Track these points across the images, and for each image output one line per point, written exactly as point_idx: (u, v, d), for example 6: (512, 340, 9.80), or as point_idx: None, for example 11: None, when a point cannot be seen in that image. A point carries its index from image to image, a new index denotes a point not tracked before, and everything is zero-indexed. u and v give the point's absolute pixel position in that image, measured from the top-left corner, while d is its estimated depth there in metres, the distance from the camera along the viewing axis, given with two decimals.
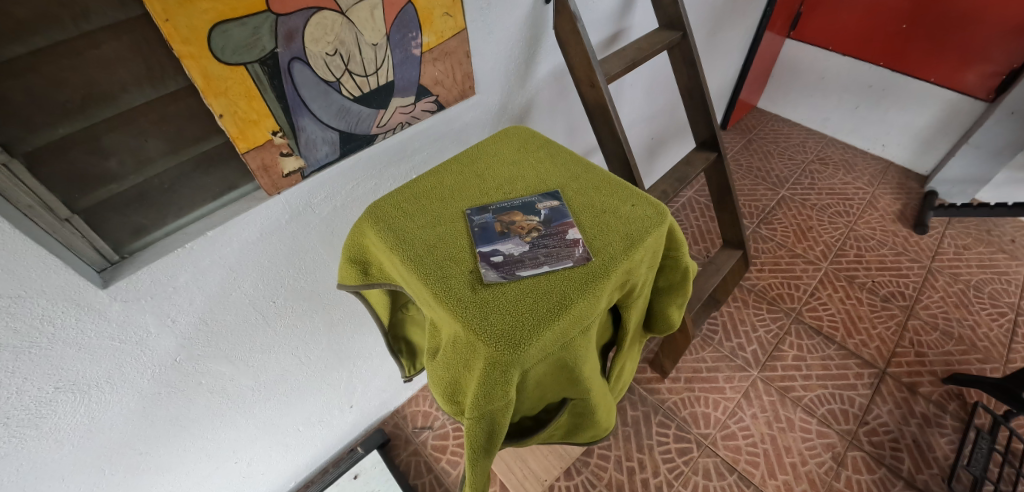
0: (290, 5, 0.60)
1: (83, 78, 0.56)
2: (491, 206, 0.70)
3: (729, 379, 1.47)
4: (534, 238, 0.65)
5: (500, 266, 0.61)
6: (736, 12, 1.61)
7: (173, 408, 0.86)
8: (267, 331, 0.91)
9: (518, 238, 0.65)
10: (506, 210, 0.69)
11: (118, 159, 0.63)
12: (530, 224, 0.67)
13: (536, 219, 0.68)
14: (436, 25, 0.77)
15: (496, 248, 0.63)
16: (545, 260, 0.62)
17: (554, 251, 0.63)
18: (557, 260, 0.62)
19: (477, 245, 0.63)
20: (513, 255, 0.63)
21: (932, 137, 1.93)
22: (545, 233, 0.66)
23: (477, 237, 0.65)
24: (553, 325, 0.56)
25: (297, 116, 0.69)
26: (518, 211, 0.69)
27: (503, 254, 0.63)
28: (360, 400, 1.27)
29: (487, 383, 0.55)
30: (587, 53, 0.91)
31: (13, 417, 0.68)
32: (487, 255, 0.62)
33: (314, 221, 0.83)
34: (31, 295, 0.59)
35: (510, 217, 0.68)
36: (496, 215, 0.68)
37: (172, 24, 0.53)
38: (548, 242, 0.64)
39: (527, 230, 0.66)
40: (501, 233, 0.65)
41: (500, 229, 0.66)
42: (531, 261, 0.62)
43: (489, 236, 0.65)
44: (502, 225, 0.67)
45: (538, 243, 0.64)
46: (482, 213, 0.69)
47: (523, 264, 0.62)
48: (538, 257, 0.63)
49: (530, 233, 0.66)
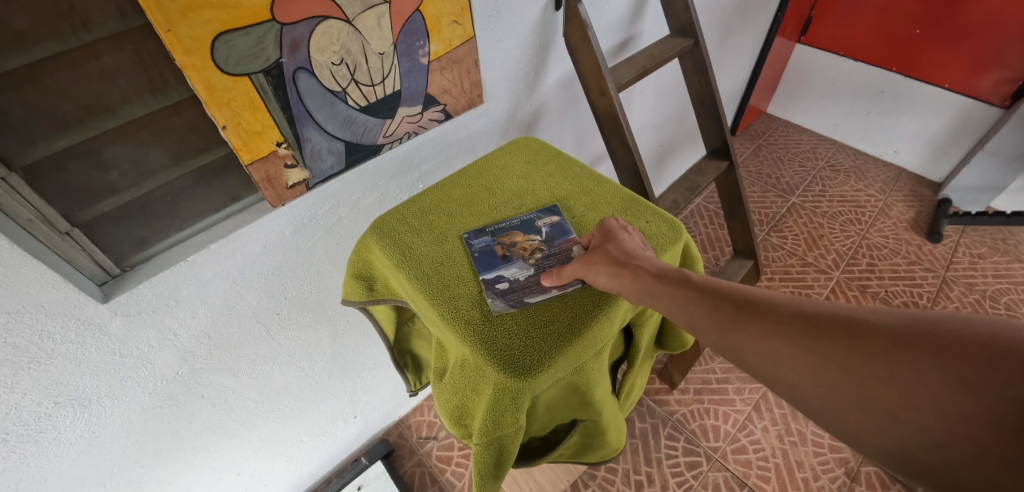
0: (295, 14, 0.59)
1: (82, 90, 0.55)
2: (487, 228, 0.68)
3: (739, 391, 1.44)
4: (537, 260, 0.64)
5: (506, 293, 0.59)
6: (746, 17, 1.59)
7: (174, 421, 0.84)
8: (270, 343, 0.89)
9: (522, 261, 0.64)
10: (504, 230, 0.67)
11: (119, 171, 0.62)
12: (533, 245, 0.66)
13: (539, 239, 0.67)
14: (444, 33, 0.75)
15: (500, 275, 0.61)
16: (554, 284, 0.61)
17: None
18: (565, 283, 0.61)
19: (482, 272, 0.62)
20: (518, 280, 0.61)
21: (946, 143, 1.89)
22: (551, 254, 0.65)
23: (479, 262, 0.63)
24: (565, 350, 0.54)
25: (302, 126, 0.68)
26: (519, 230, 0.68)
27: (508, 280, 0.61)
28: (364, 410, 1.25)
29: (496, 407, 0.53)
30: (597, 61, 0.89)
31: (12, 432, 0.66)
32: (491, 282, 0.60)
33: (318, 233, 0.82)
34: (29, 310, 0.57)
35: (509, 237, 0.66)
36: (495, 237, 0.66)
37: (174, 34, 0.52)
38: (554, 262, 0.64)
39: (530, 251, 0.65)
40: (503, 257, 0.64)
41: (503, 254, 0.64)
42: (539, 285, 0.61)
43: (491, 262, 0.63)
44: (503, 248, 0.65)
45: (543, 265, 0.64)
46: (479, 235, 0.67)
47: (531, 289, 0.60)
48: (544, 281, 0.62)
49: (533, 255, 0.65)
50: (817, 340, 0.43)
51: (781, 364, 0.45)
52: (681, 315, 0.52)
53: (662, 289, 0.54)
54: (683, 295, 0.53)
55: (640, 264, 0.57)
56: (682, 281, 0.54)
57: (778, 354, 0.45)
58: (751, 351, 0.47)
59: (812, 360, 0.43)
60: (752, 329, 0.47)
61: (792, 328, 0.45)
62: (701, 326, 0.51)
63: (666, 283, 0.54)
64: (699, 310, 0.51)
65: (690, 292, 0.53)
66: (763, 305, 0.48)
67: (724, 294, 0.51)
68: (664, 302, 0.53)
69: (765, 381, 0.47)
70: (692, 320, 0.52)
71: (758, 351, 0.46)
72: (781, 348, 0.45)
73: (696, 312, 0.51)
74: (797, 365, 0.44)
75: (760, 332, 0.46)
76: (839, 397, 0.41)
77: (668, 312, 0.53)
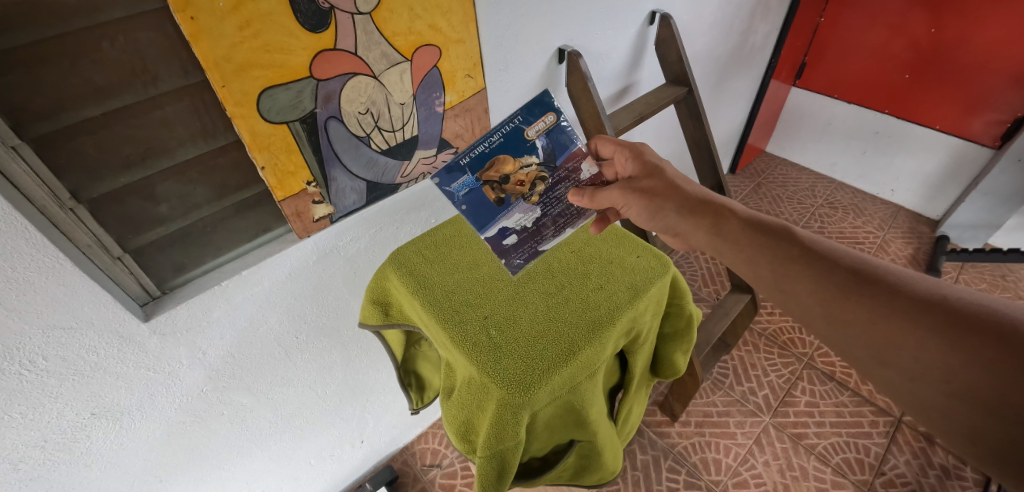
0: (329, 71, 0.68)
1: (145, 134, 0.63)
2: (464, 161, 0.64)
3: (741, 424, 1.46)
4: (539, 196, 0.70)
5: (518, 246, 0.70)
6: (739, 64, 1.69)
7: (194, 437, 0.89)
8: (288, 365, 0.95)
9: (524, 202, 0.69)
10: (489, 160, 0.65)
11: (168, 205, 0.69)
12: (531, 173, 0.68)
13: (535, 163, 0.68)
14: (458, 85, 0.84)
15: (505, 226, 0.69)
16: (565, 222, 0.72)
17: (565, 211, 0.72)
18: (572, 220, 0.72)
19: (488, 229, 0.68)
20: (524, 226, 0.70)
21: (940, 183, 1.95)
22: (552, 182, 0.70)
23: (481, 218, 0.67)
24: (561, 369, 0.61)
25: (330, 168, 0.76)
26: (507, 155, 0.66)
27: (515, 230, 0.69)
28: (370, 436, 1.28)
29: (498, 422, 0.59)
30: (597, 109, 0.98)
31: (50, 441, 0.72)
32: (499, 237, 0.69)
33: (338, 262, 0.89)
34: (81, 326, 0.64)
35: (499, 170, 0.66)
36: (478, 174, 0.65)
37: (227, 89, 0.61)
38: (556, 193, 0.71)
39: (528, 186, 0.69)
40: (501, 202, 0.68)
41: (501, 195, 0.68)
42: (550, 226, 0.71)
43: (493, 212, 0.68)
44: (495, 190, 0.67)
45: (545, 202, 0.70)
46: (457, 177, 0.65)
47: (540, 230, 0.71)
48: (553, 219, 0.71)
49: (535, 189, 0.69)
50: (949, 330, 0.46)
51: (899, 344, 0.49)
52: (780, 278, 0.59)
53: (768, 251, 0.60)
54: (786, 258, 0.59)
55: (728, 214, 0.65)
56: (790, 242, 0.59)
57: (899, 335, 0.49)
58: (864, 325, 0.52)
59: (937, 346, 0.47)
60: (870, 304, 0.51)
61: (922, 312, 0.48)
62: (802, 292, 0.56)
63: (772, 245, 0.60)
64: (805, 269, 0.57)
65: (794, 254, 0.58)
66: (884, 281, 0.52)
67: (839, 261, 0.55)
68: (768, 264, 0.60)
69: (867, 355, 0.52)
70: (789, 282, 0.58)
71: (872, 327, 0.51)
72: (905, 331, 0.49)
73: (797, 276, 0.57)
74: (921, 351, 0.48)
75: (880, 309, 0.51)
76: (960, 390, 0.45)
77: (769, 272, 0.60)
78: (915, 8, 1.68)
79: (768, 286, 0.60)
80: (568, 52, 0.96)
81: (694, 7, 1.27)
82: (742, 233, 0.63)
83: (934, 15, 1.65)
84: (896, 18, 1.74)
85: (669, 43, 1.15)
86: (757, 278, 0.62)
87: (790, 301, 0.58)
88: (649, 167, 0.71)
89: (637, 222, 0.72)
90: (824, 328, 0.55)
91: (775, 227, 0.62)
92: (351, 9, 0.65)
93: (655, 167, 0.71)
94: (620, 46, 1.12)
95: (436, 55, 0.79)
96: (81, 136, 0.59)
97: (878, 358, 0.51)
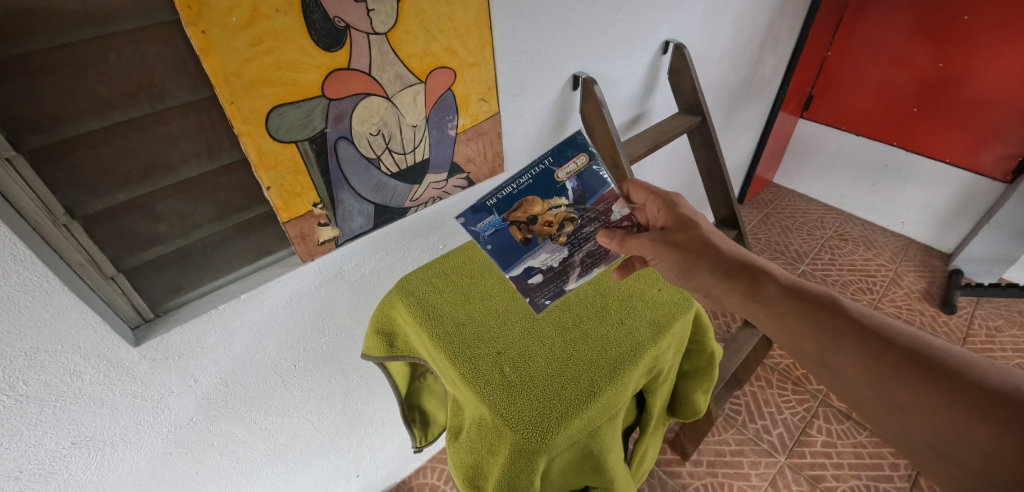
0: (342, 91, 0.66)
1: (148, 150, 0.60)
2: (491, 202, 0.64)
3: (755, 465, 1.38)
4: (568, 236, 0.67)
5: (542, 286, 0.66)
6: (750, 94, 1.69)
7: (180, 470, 0.84)
8: (283, 395, 0.90)
9: (551, 242, 0.66)
10: (516, 201, 0.65)
11: (167, 223, 0.66)
12: (560, 214, 0.66)
13: (564, 205, 0.66)
14: (471, 109, 0.82)
15: (529, 267, 0.66)
16: (593, 262, 0.68)
17: (596, 252, 0.68)
18: (602, 260, 0.68)
19: (513, 269, 0.65)
20: (550, 266, 0.67)
21: (952, 216, 1.92)
22: (581, 223, 0.67)
23: (504, 257, 0.65)
24: (579, 415, 0.57)
25: (338, 190, 0.73)
26: (535, 196, 0.65)
27: (540, 270, 0.66)
28: (367, 469, 1.22)
29: (510, 472, 0.55)
30: (611, 135, 0.96)
31: (26, 471, 0.67)
32: (524, 277, 0.66)
33: (342, 286, 0.86)
34: (67, 350, 0.60)
35: (525, 210, 0.65)
36: (502, 215, 0.64)
37: (235, 106, 0.59)
38: (585, 235, 0.67)
39: (555, 226, 0.66)
40: (526, 243, 0.65)
41: (528, 236, 0.65)
42: (577, 265, 0.67)
43: (518, 253, 0.65)
44: (521, 229, 0.65)
45: (573, 242, 0.67)
46: (483, 217, 0.64)
47: (567, 271, 0.67)
48: (583, 260, 0.68)
49: (564, 230, 0.66)
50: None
51: (965, 437, 0.46)
52: (824, 352, 0.55)
53: (810, 320, 0.57)
54: (830, 330, 0.55)
55: (768, 279, 0.62)
56: (836, 313, 0.56)
57: (964, 425, 0.46)
58: (921, 413, 0.49)
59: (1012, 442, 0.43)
60: (928, 390, 0.48)
61: (992, 404, 0.45)
62: (850, 370, 0.53)
63: (815, 313, 0.57)
64: (854, 341, 0.54)
65: (841, 326, 0.55)
66: (945, 366, 0.49)
67: (891, 340, 0.52)
68: (810, 336, 0.56)
69: (925, 445, 0.49)
70: (834, 357, 0.55)
71: (932, 416, 0.48)
72: (973, 423, 0.45)
73: (846, 350, 0.54)
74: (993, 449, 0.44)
75: (941, 397, 0.48)
76: None
77: (812, 345, 0.56)
78: (919, 43, 1.69)
79: (810, 360, 0.57)
80: (582, 78, 0.95)
81: (707, 34, 1.26)
82: (779, 296, 0.60)
83: (940, 49, 1.66)
84: (901, 52, 1.75)
85: (683, 72, 1.14)
86: (797, 349, 0.58)
87: (836, 377, 0.55)
88: (685, 223, 0.67)
89: (664, 275, 0.68)
90: (872, 409, 0.52)
91: (819, 295, 0.59)
92: (366, 28, 0.64)
93: (691, 222, 0.67)
94: (634, 74, 1.11)
95: (451, 78, 0.77)
96: (81, 150, 0.57)
97: (939, 451, 0.48)
